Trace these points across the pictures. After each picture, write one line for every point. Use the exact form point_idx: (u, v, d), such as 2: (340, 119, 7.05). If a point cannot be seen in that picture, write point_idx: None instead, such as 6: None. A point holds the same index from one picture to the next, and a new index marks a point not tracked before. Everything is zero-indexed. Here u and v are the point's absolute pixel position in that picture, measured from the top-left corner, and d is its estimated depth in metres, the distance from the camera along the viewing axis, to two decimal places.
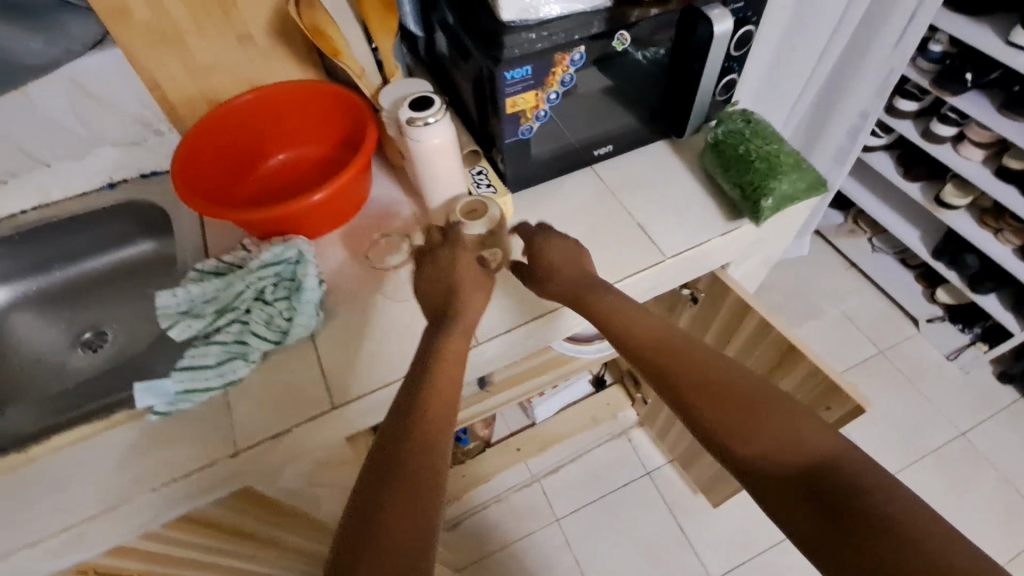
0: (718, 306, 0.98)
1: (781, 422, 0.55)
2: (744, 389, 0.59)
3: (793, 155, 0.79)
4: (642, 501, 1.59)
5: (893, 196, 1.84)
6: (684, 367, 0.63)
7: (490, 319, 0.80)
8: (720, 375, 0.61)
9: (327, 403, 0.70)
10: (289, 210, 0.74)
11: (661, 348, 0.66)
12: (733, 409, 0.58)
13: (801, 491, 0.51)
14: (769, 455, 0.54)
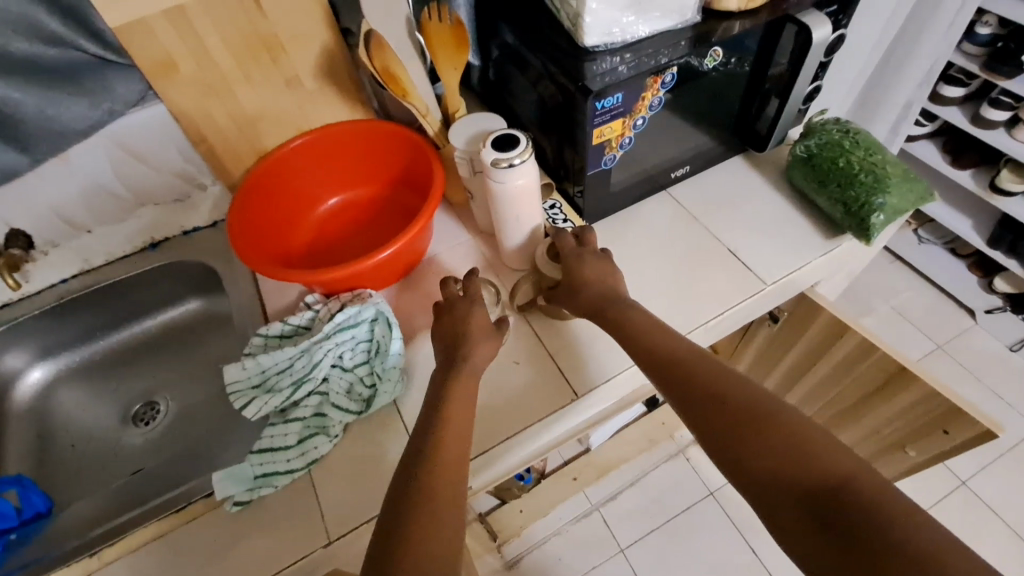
0: (806, 326, 0.91)
1: (790, 435, 0.48)
2: (753, 399, 0.52)
3: (898, 165, 0.73)
4: (708, 525, 1.51)
5: (939, 185, 1.77)
6: (692, 377, 0.56)
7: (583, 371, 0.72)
8: (728, 385, 0.54)
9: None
10: (361, 267, 0.68)
11: (667, 356, 0.59)
12: (740, 423, 0.51)
13: (810, 515, 0.44)
14: (780, 473, 0.47)
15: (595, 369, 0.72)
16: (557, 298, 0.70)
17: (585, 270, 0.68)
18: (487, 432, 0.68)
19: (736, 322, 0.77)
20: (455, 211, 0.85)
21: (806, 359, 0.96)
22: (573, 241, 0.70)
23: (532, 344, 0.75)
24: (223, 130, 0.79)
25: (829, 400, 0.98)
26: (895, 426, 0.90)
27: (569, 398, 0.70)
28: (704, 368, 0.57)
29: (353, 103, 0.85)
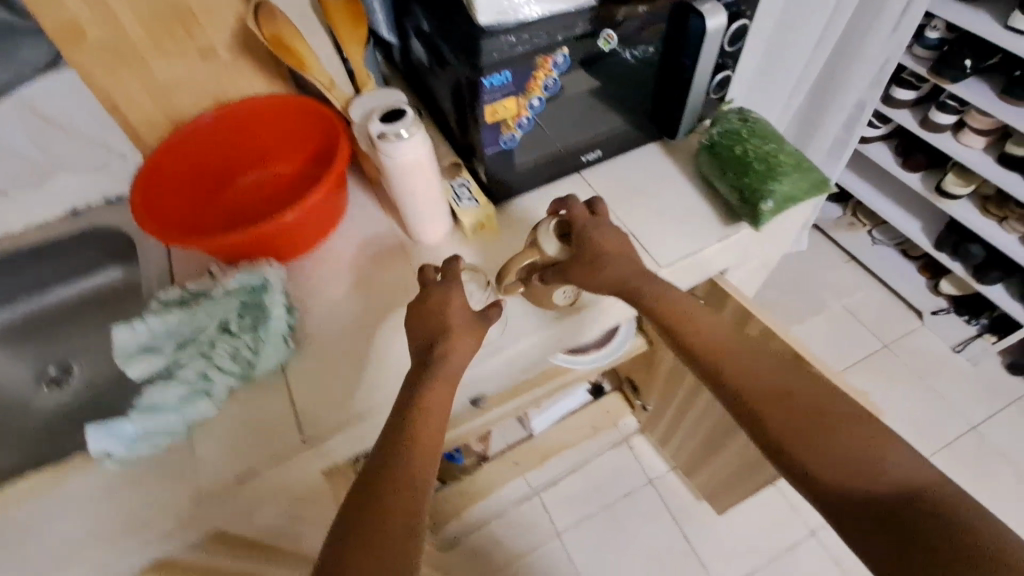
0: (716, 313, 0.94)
1: (857, 440, 0.54)
2: (817, 402, 0.57)
3: (793, 155, 0.75)
4: (646, 513, 1.53)
5: (892, 187, 1.80)
6: (748, 373, 0.60)
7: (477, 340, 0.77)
8: (789, 384, 0.58)
9: (297, 439, 0.66)
10: (262, 231, 0.71)
11: (719, 350, 0.62)
12: (807, 426, 0.55)
13: (875, 513, 0.50)
14: (847, 476, 0.52)
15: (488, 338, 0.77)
16: (571, 266, 0.70)
17: (603, 237, 0.72)
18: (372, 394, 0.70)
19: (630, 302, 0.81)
20: (370, 188, 0.87)
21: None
22: (586, 210, 0.73)
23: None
24: (138, 101, 0.80)
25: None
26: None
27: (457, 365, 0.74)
28: (759, 365, 0.60)
29: (273, 77, 0.86)
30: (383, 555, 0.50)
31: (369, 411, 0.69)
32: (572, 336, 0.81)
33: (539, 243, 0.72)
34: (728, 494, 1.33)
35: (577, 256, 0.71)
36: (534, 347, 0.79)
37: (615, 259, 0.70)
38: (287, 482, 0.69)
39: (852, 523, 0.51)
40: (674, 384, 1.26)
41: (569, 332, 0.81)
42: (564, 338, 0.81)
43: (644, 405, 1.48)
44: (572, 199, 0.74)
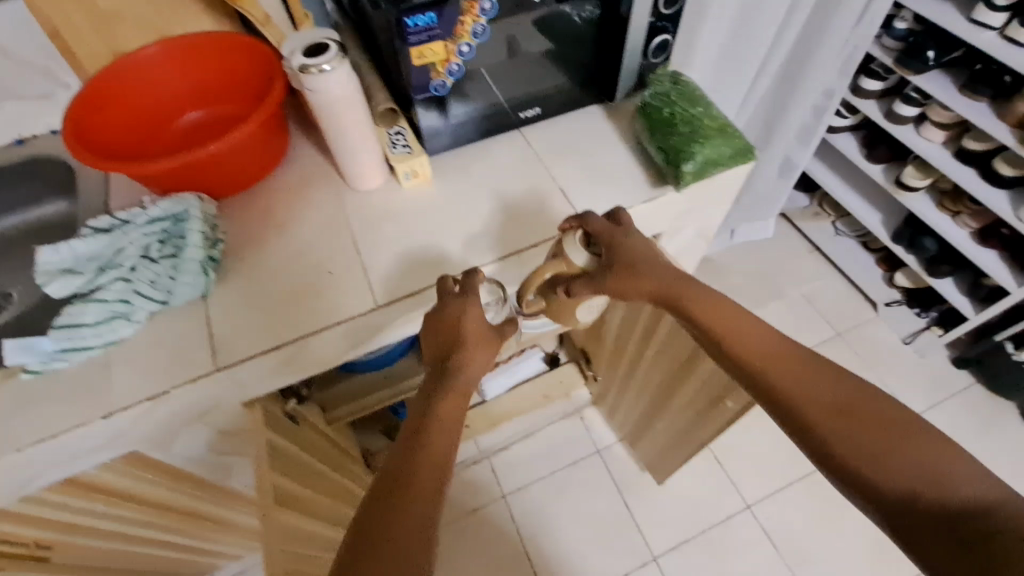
0: None
1: (909, 447, 0.60)
2: (871, 411, 0.63)
3: (717, 121, 0.77)
4: (591, 480, 1.58)
5: (857, 178, 1.82)
6: (801, 387, 0.66)
7: (397, 284, 0.75)
8: (843, 395, 0.64)
9: (208, 364, 0.69)
10: (187, 160, 0.71)
11: (774, 362, 0.68)
12: (865, 435, 0.61)
13: (930, 513, 0.56)
14: (903, 480, 0.58)
15: (408, 282, 0.75)
16: (605, 279, 0.71)
17: (634, 243, 0.73)
18: (290, 328, 0.72)
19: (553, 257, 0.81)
20: (311, 132, 0.88)
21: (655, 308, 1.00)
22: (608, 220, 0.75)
23: (351, 250, 0.77)
24: (80, 29, 0.80)
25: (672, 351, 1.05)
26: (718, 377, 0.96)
27: (373, 306, 0.73)
28: (809, 377, 0.66)
29: (219, 14, 0.86)
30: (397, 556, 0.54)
31: (284, 342, 0.71)
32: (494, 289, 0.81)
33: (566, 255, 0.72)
34: (666, 463, 1.38)
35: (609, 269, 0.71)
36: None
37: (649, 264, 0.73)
38: (201, 406, 0.72)
39: (910, 522, 0.57)
40: (619, 353, 1.29)
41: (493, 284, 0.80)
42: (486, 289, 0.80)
43: (594, 376, 1.52)
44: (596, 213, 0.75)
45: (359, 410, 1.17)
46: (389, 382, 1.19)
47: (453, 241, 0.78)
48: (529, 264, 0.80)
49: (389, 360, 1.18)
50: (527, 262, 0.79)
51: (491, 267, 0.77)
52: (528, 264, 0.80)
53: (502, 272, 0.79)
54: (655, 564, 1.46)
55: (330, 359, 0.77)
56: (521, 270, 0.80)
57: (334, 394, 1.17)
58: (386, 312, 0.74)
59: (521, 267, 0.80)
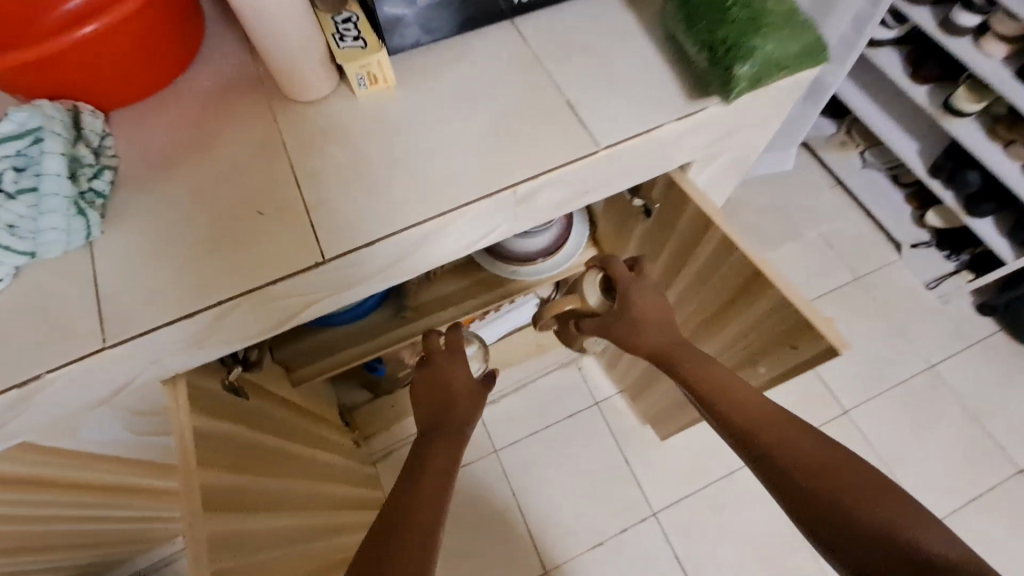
0: (674, 220, 0.79)
1: (887, 503, 0.54)
2: (852, 468, 0.58)
3: (786, 7, 0.58)
4: (586, 434, 1.47)
5: (895, 102, 1.60)
6: (782, 440, 0.62)
7: (351, 230, 0.57)
8: (823, 449, 0.60)
9: (97, 340, 0.52)
10: (48, 51, 0.51)
11: (757, 415, 0.65)
12: (845, 488, 0.56)
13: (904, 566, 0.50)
14: (877, 532, 0.53)
15: (364, 228, 0.57)
16: (609, 326, 0.81)
17: (645, 302, 0.79)
18: (206, 291, 0.54)
19: (556, 195, 0.63)
20: (235, 28, 0.67)
21: (678, 260, 0.82)
22: (629, 271, 0.82)
23: (288, 184, 0.59)
24: None
25: (690, 317, 0.87)
26: (743, 350, 0.79)
27: (317, 260, 0.56)
28: (787, 431, 0.62)
29: None
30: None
31: (200, 307, 0.54)
32: (480, 235, 0.63)
33: (581, 292, 0.85)
34: (671, 420, 1.27)
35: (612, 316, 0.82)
36: (428, 244, 0.60)
37: (653, 325, 0.78)
38: (103, 389, 0.56)
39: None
40: None
41: (480, 230, 0.63)
42: (468, 235, 0.62)
43: None
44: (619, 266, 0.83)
45: (332, 367, 1.02)
46: (365, 336, 1.04)
47: (426, 173, 0.59)
48: (525, 205, 0.62)
49: (363, 310, 1.02)
50: (523, 201, 0.61)
51: (476, 209, 0.59)
52: (523, 203, 0.62)
53: (491, 213, 0.60)
54: (654, 520, 1.40)
55: (270, 325, 0.60)
56: (516, 211, 0.62)
57: (298, 351, 1.02)
58: (337, 268, 0.57)
59: (516, 206, 0.61)
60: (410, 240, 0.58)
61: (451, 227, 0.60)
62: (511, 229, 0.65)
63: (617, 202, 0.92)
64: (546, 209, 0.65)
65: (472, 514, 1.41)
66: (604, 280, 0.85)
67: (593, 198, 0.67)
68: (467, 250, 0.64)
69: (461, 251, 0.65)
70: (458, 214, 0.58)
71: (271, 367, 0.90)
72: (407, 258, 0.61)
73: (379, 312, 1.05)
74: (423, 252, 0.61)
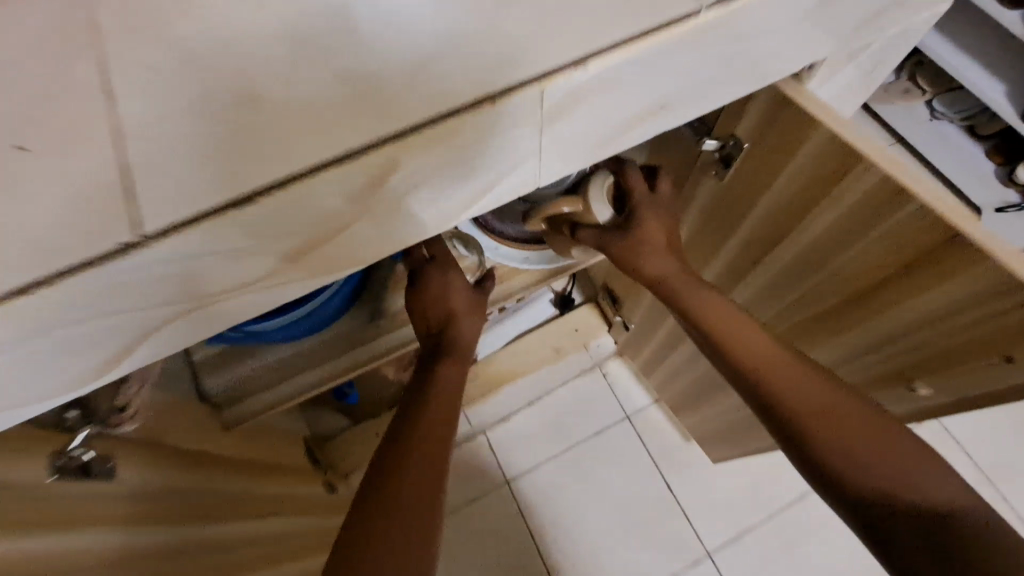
0: (777, 168, 0.50)
1: (902, 456, 0.43)
2: (864, 416, 0.45)
3: None
4: (618, 455, 1.19)
5: (975, 36, 1.31)
6: (787, 386, 0.48)
7: (207, 183, 0.30)
8: (828, 395, 0.47)
9: None
10: None
11: (759, 356, 0.50)
12: (846, 437, 0.44)
13: (923, 537, 0.39)
14: (890, 494, 0.42)
15: (230, 174, 0.31)
16: (611, 245, 0.59)
17: (659, 224, 0.59)
18: None
19: (603, 115, 0.37)
20: None
21: (777, 229, 0.54)
22: (645, 185, 0.60)
23: (85, 92, 0.30)
24: None
25: (792, 313, 0.59)
26: (886, 361, 0.52)
27: (126, 236, 0.30)
28: (792, 372, 0.48)
29: None
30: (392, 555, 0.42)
31: None
32: (472, 189, 0.38)
33: (586, 199, 0.59)
34: (729, 441, 0.99)
35: (622, 236, 0.59)
36: (380, 206, 0.35)
37: (665, 249, 0.59)
38: None
39: (905, 555, 0.40)
40: None
41: (466, 184, 0.37)
42: (447, 192, 0.37)
43: (624, 322, 1.07)
44: (636, 173, 0.60)
45: (290, 398, 0.76)
46: (331, 352, 0.77)
47: (360, 78, 0.32)
48: (547, 132, 0.36)
49: (330, 320, 0.74)
50: (545, 123, 0.35)
51: (455, 141, 0.33)
52: (546, 130, 0.36)
53: (486, 145, 0.35)
54: (709, 561, 1.13)
55: (71, 382, 0.35)
56: (533, 145, 0.36)
57: (235, 380, 0.74)
58: (192, 263, 0.32)
59: (531, 135, 0.36)
60: (341, 198, 0.33)
61: (415, 172, 0.34)
62: (526, 179, 0.40)
63: (672, 149, 0.63)
64: (587, 145, 0.39)
65: (482, 561, 1.14)
66: (613, 187, 0.61)
67: (661, 125, 0.41)
68: (454, 212, 0.38)
69: (442, 221, 0.39)
70: (425, 148, 0.33)
71: (179, 403, 0.65)
72: (344, 230, 0.35)
73: (349, 319, 0.77)
74: (374, 221, 0.36)
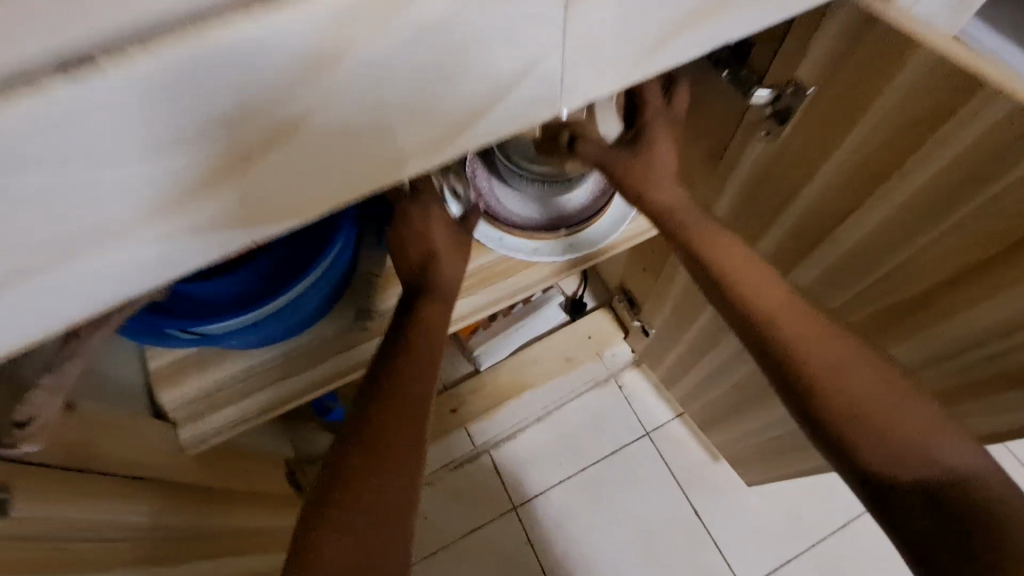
0: (854, 115, 0.39)
1: (911, 418, 0.41)
2: (880, 376, 0.43)
3: None
4: (639, 477, 1.07)
5: None
6: (804, 339, 0.44)
7: (25, 60, 0.20)
8: (847, 355, 0.44)
9: None
10: None
11: (776, 304, 0.46)
12: (860, 399, 0.42)
13: (928, 505, 0.39)
14: (901, 458, 0.40)
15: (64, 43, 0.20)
16: (615, 162, 0.54)
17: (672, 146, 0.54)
18: None
19: (623, 27, 0.30)
20: None
21: (849, 197, 0.43)
22: (662, 101, 0.54)
23: None
24: None
25: (869, 301, 0.49)
26: (998, 359, 0.41)
27: None
28: (811, 328, 0.45)
29: None
30: (362, 510, 0.45)
31: None
32: (453, 120, 0.31)
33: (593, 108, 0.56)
34: (767, 463, 0.86)
35: (629, 153, 0.54)
36: (337, 136, 0.28)
37: (671, 172, 0.54)
38: None
39: (919, 528, 0.38)
40: (696, 296, 0.74)
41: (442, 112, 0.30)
42: (417, 123, 0.30)
43: (644, 327, 0.96)
44: (652, 85, 0.53)
45: (253, 411, 0.65)
46: (305, 360, 0.66)
47: None
48: (549, 45, 0.29)
49: (305, 323, 0.63)
50: (549, 29, 0.28)
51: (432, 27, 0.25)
52: (550, 42, 0.29)
53: (468, 57, 0.27)
54: None
55: None
56: (535, 61, 0.29)
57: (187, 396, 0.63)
58: (16, 194, 0.23)
59: (531, 46, 0.28)
60: (278, 122, 0.26)
61: (375, 90, 0.27)
62: (520, 114, 0.33)
63: (709, 113, 0.52)
64: (597, 69, 0.32)
65: None
66: (624, 103, 0.56)
67: (690, 52, 0.34)
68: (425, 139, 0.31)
69: (416, 161, 0.32)
70: (388, 53, 0.25)
71: (117, 424, 0.55)
72: (292, 166, 0.28)
73: (328, 322, 0.66)
74: (333, 157, 0.29)
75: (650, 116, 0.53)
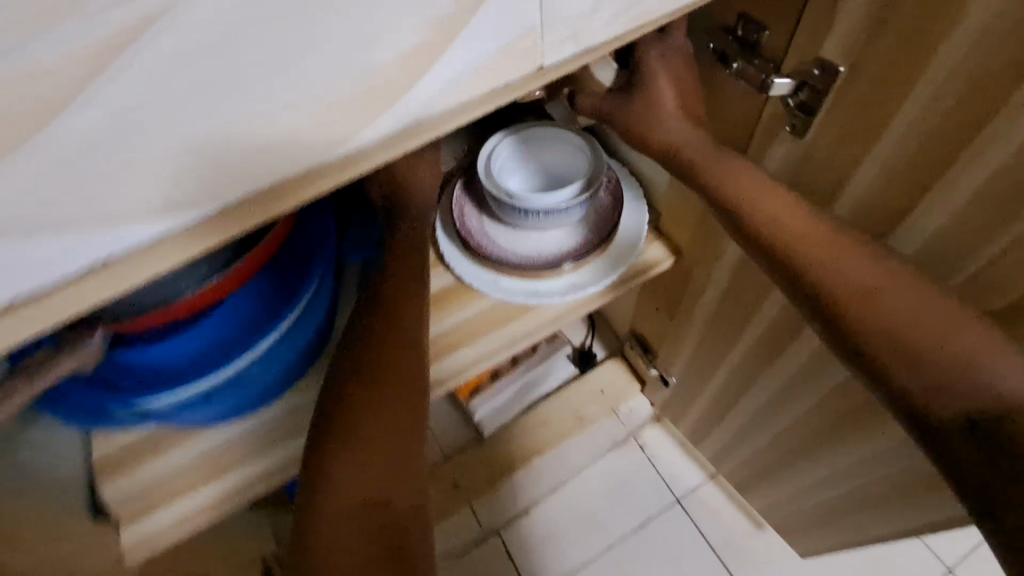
0: (913, 87, 0.34)
1: (963, 348, 0.37)
2: (928, 310, 0.38)
3: None
4: (672, 551, 0.94)
5: None
6: (835, 266, 0.41)
7: None
8: (887, 291, 0.39)
9: None
10: None
11: (799, 235, 0.42)
12: (900, 331, 0.39)
13: (975, 433, 0.37)
14: (950, 387, 0.37)
15: None
16: (616, 112, 0.50)
17: (677, 83, 0.47)
18: None
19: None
20: None
21: (907, 187, 0.38)
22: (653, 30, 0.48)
23: None
24: None
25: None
26: None
27: None
28: (843, 259, 0.40)
29: None
30: (368, 468, 0.46)
31: None
32: (346, 104, 0.28)
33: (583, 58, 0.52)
34: (822, 531, 0.73)
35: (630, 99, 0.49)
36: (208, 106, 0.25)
37: (687, 113, 0.48)
38: None
39: (971, 465, 0.37)
40: (719, 334, 0.66)
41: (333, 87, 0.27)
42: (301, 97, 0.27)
43: (662, 375, 0.86)
44: None
45: (224, 496, 0.53)
46: (282, 432, 0.55)
47: None
48: (460, 24, 0.28)
49: (284, 378, 0.54)
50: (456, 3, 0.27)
51: None
52: (464, 18, 0.28)
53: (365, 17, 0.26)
54: None
55: None
56: (448, 37, 0.28)
57: (125, 491, 0.52)
58: None
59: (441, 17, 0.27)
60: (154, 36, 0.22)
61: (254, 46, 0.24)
62: (426, 110, 0.31)
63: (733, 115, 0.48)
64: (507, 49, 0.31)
65: None
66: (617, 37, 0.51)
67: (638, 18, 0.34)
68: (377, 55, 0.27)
69: (300, 155, 0.29)
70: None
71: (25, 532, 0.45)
72: (151, 137, 0.25)
73: (300, 388, 0.57)
74: (204, 135, 0.26)
75: (643, 55, 0.48)
